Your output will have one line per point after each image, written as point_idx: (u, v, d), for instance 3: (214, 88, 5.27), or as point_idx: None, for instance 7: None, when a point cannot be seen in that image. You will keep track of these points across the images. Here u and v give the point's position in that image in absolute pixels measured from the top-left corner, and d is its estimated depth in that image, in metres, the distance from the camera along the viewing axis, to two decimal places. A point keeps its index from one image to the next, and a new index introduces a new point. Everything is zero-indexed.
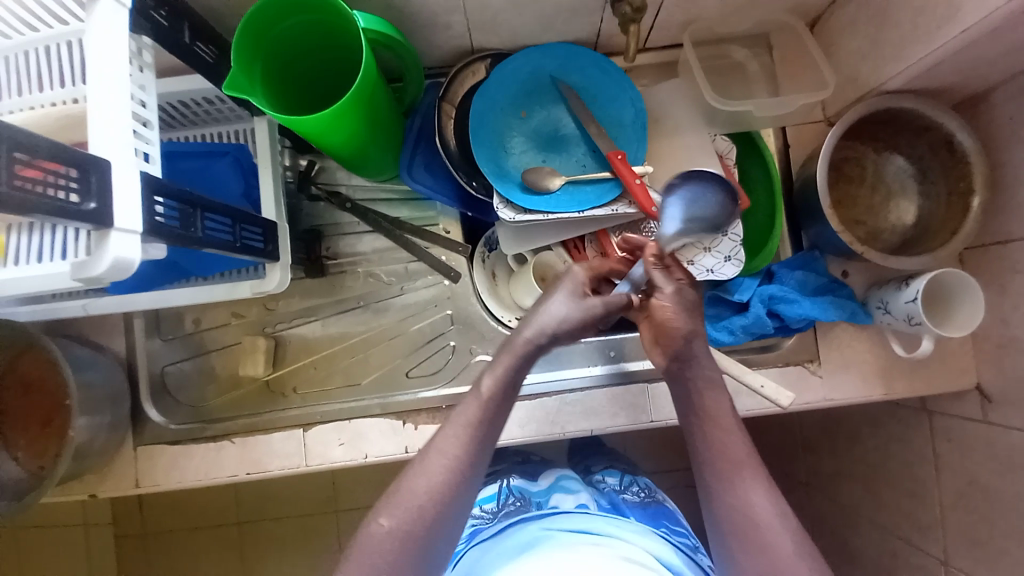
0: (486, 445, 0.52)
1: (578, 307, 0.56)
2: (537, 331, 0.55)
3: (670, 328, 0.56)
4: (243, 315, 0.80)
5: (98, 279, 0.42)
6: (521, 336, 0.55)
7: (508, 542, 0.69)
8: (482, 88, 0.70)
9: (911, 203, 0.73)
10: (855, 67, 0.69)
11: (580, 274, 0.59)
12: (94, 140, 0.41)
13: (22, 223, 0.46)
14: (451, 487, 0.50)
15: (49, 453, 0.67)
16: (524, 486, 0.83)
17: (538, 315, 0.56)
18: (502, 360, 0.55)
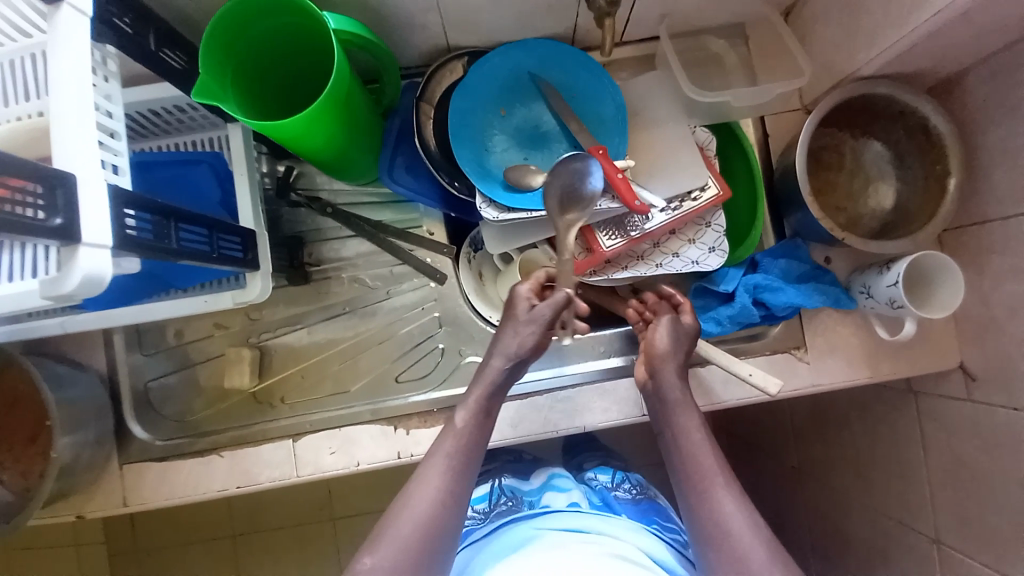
0: (463, 473, 0.58)
1: (531, 331, 0.62)
2: (502, 360, 0.63)
3: (654, 347, 0.64)
4: (226, 326, 0.78)
5: (70, 295, 0.41)
6: (490, 364, 0.63)
7: (500, 542, 0.69)
8: (461, 88, 0.69)
9: (890, 188, 0.73)
10: (830, 56, 0.69)
11: (523, 288, 0.65)
12: (59, 152, 0.40)
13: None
14: (433, 516, 0.55)
15: (33, 473, 0.66)
16: (516, 485, 0.82)
17: (501, 344, 0.63)
18: (475, 392, 0.62)
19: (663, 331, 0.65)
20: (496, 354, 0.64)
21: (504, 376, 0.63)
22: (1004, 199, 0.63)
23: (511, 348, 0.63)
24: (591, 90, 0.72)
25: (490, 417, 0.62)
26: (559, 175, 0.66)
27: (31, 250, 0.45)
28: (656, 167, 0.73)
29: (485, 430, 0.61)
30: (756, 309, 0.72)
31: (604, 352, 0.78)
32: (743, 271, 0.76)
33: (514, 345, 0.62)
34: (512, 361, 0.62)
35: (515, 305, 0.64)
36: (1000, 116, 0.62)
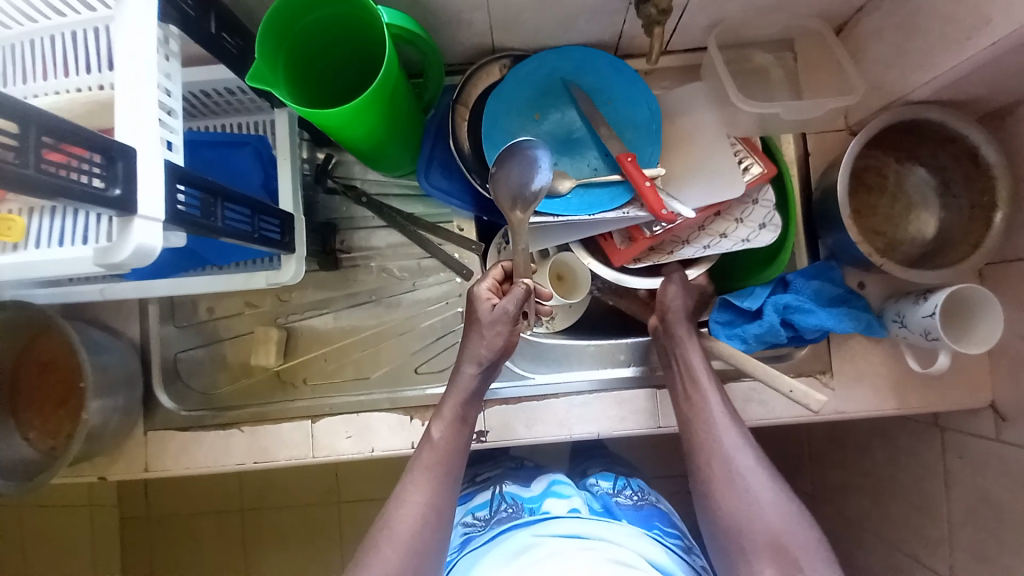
0: (448, 484, 0.61)
1: (498, 332, 0.64)
2: (476, 368, 0.65)
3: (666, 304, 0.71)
4: (255, 305, 0.80)
5: (120, 265, 0.42)
6: (464, 371, 0.65)
7: (500, 550, 0.69)
8: (498, 90, 0.70)
9: (932, 215, 0.72)
10: (881, 77, 0.68)
11: (483, 288, 0.65)
12: (121, 126, 0.42)
13: (44, 206, 0.46)
14: (417, 531, 0.58)
15: (62, 433, 0.68)
16: (517, 492, 0.82)
17: (469, 351, 0.65)
18: (449, 404, 0.64)
19: (675, 288, 0.71)
20: (468, 361, 0.65)
21: (476, 382, 0.65)
22: None
23: (483, 354, 0.64)
24: (624, 95, 0.71)
25: (466, 425, 0.65)
26: (507, 164, 0.66)
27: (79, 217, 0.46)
28: (691, 179, 0.73)
29: (460, 438, 0.64)
30: (784, 330, 0.71)
31: (624, 360, 0.78)
32: (773, 290, 0.74)
33: (484, 351, 0.64)
34: (482, 368, 0.65)
35: (478, 307, 0.64)
36: None
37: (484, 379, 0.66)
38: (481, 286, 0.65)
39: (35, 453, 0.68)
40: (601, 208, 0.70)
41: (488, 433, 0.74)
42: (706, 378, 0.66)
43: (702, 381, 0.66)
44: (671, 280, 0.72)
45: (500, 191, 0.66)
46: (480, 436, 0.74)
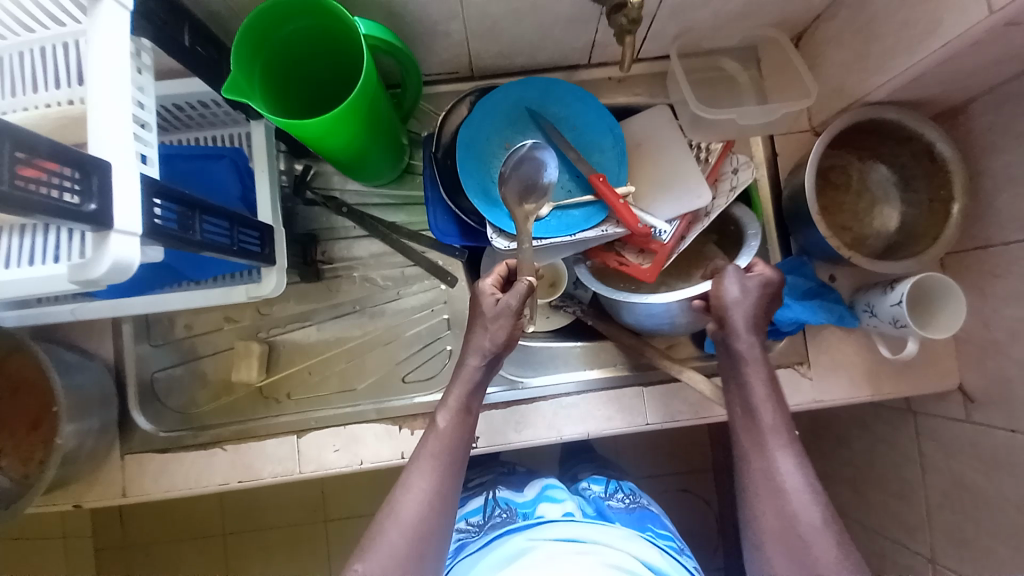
0: (450, 477, 0.57)
1: (501, 325, 0.60)
2: (479, 360, 0.60)
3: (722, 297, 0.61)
4: (235, 320, 0.79)
5: (96, 281, 0.41)
6: (466, 364, 0.61)
7: (496, 554, 0.68)
8: (468, 120, 0.72)
9: (894, 210, 0.75)
10: (842, 81, 0.71)
11: (486, 283, 0.62)
12: (94, 137, 0.41)
13: (15, 225, 0.45)
14: (423, 521, 0.54)
15: (35, 459, 0.66)
16: (511, 497, 0.83)
17: (473, 342, 0.61)
18: (454, 392, 0.60)
19: (732, 282, 0.60)
20: (471, 354, 0.62)
21: (478, 376, 0.61)
22: (1007, 223, 0.65)
23: (489, 345, 0.60)
24: (591, 118, 0.74)
25: (469, 414, 0.61)
26: (517, 166, 0.72)
27: (50, 236, 0.45)
28: (663, 188, 0.75)
29: (467, 427, 0.60)
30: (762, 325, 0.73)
31: (608, 360, 0.79)
32: None
33: (489, 341, 0.59)
34: (485, 360, 0.60)
35: (480, 302, 0.61)
36: (1006, 144, 0.64)
37: (489, 370, 0.62)
38: (482, 282, 0.62)
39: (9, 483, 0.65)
40: (580, 227, 0.71)
41: (478, 439, 0.74)
42: (768, 413, 0.58)
43: (763, 415, 0.59)
44: (727, 276, 0.61)
45: (509, 188, 0.71)
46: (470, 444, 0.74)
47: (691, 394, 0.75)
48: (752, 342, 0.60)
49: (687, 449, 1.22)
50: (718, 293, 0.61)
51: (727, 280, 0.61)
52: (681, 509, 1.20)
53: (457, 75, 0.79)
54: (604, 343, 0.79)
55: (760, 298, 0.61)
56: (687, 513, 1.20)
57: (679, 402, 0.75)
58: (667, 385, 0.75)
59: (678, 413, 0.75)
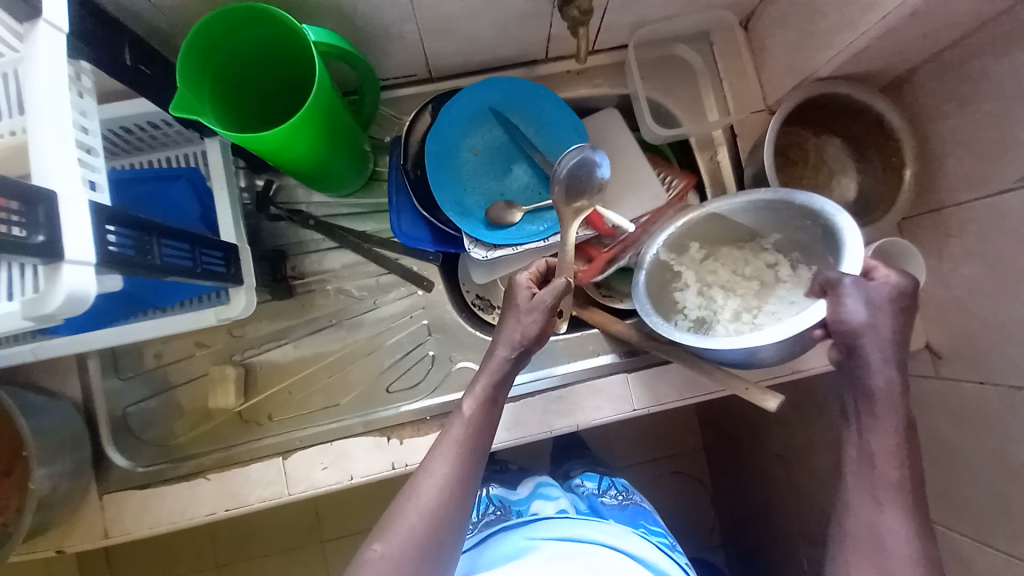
0: (473, 464, 0.56)
1: (534, 320, 0.57)
2: (507, 349, 0.57)
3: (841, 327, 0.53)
4: (207, 345, 0.77)
5: (53, 316, 0.40)
6: (495, 353, 0.57)
7: (493, 553, 0.69)
8: (436, 128, 0.72)
9: (852, 180, 0.78)
10: (791, 59, 0.73)
11: (523, 278, 0.60)
12: (40, 165, 0.39)
13: None
14: (441, 508, 0.53)
15: (10, 508, 0.63)
16: (503, 495, 0.85)
17: (504, 334, 0.58)
18: (479, 380, 0.58)
19: (855, 300, 0.53)
20: (500, 345, 0.58)
21: (509, 367, 0.58)
22: (957, 184, 0.67)
23: (518, 337, 0.57)
24: (555, 116, 0.73)
25: (496, 405, 0.58)
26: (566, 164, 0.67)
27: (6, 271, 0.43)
28: (629, 187, 0.79)
29: (492, 419, 0.58)
30: None
31: (593, 351, 0.80)
32: None
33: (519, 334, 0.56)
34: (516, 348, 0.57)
35: (514, 295, 0.59)
36: (949, 108, 0.67)
37: (517, 361, 0.59)
38: (518, 275, 0.60)
39: None
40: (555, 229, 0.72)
41: None
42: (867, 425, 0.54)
43: (863, 444, 0.53)
44: (847, 293, 0.53)
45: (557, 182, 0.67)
46: None
47: (676, 375, 0.75)
48: (893, 379, 0.53)
49: (675, 432, 1.23)
50: (840, 316, 0.53)
51: (846, 297, 0.53)
52: (675, 492, 1.22)
53: (415, 78, 0.78)
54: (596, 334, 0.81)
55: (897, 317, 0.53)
56: (681, 496, 1.22)
57: (665, 386, 0.75)
58: (653, 369, 0.76)
59: (665, 397, 0.75)
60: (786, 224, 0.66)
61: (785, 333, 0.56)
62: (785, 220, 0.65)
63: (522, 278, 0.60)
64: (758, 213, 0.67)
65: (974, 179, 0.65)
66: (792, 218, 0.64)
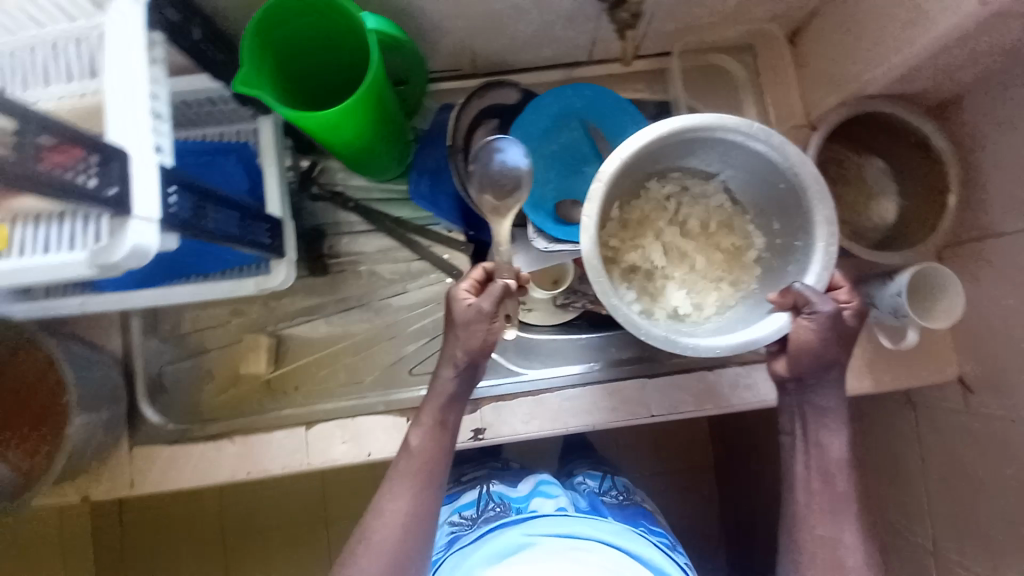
0: (428, 493, 0.61)
1: (476, 329, 0.59)
2: (454, 369, 0.61)
3: (805, 350, 0.58)
4: (243, 313, 0.80)
5: (116, 266, 0.42)
6: (444, 375, 0.62)
7: (490, 548, 0.69)
8: (521, 120, 0.76)
9: (891, 202, 0.77)
10: (835, 76, 0.73)
11: (460, 287, 0.60)
12: (110, 122, 0.42)
13: (24, 214, 0.44)
14: (400, 537, 0.59)
15: (40, 453, 0.67)
16: (504, 492, 0.84)
17: (450, 352, 0.61)
18: (427, 410, 0.62)
19: (817, 329, 0.56)
20: (445, 364, 0.62)
21: (456, 386, 0.62)
22: (1002, 213, 0.66)
23: (460, 356, 0.60)
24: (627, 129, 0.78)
25: (445, 427, 0.63)
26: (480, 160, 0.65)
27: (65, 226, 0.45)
28: None
29: (441, 444, 0.62)
30: None
31: (616, 353, 0.79)
32: None
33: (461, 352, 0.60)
34: (461, 369, 0.61)
35: (454, 306, 0.59)
36: (998, 135, 0.65)
37: (463, 385, 0.63)
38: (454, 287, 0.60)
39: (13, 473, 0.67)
40: None
41: (485, 430, 0.75)
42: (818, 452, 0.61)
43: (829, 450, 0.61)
44: (812, 318, 0.56)
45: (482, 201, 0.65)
46: (478, 435, 0.75)
47: (694, 384, 0.76)
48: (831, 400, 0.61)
49: (686, 445, 1.22)
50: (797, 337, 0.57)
51: (811, 320, 0.56)
52: (678, 505, 1.20)
53: (459, 73, 0.80)
54: None
55: (842, 350, 0.59)
56: (687, 510, 1.21)
57: (682, 394, 0.75)
58: (676, 376, 0.76)
59: (682, 405, 0.75)
60: (755, 183, 0.64)
61: (741, 341, 0.57)
62: (748, 170, 0.63)
63: (465, 290, 0.60)
64: (731, 159, 0.63)
65: (1019, 208, 0.64)
66: (756, 172, 0.62)
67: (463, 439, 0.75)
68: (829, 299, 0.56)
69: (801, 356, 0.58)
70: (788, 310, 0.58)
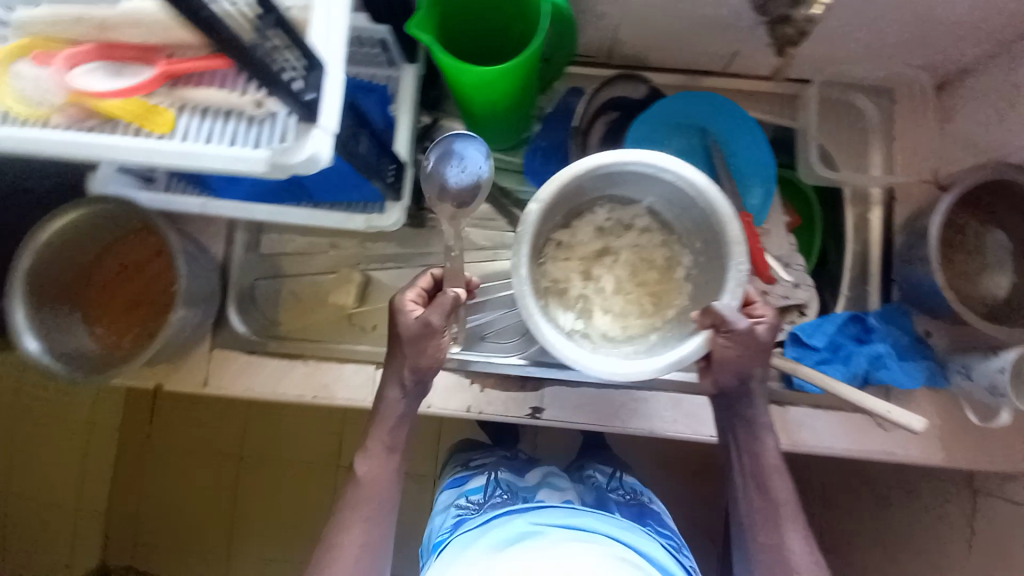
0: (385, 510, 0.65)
1: (427, 338, 0.59)
2: (398, 390, 0.64)
3: (729, 363, 0.60)
4: (341, 246, 0.83)
5: (290, 169, 0.45)
6: (390, 397, 0.65)
7: (498, 534, 0.69)
8: (644, 117, 0.76)
9: (1005, 278, 0.74)
10: (980, 137, 0.70)
11: (406, 295, 0.60)
12: (313, 30, 0.43)
13: (193, 107, 0.51)
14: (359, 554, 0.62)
15: (130, 333, 0.75)
16: (511, 480, 0.87)
17: (393, 375, 0.64)
18: (377, 434, 0.65)
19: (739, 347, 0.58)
20: (391, 385, 0.65)
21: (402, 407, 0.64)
22: None
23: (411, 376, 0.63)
24: (745, 150, 0.78)
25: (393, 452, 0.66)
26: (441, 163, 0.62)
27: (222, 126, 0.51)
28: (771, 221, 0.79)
29: (387, 470, 0.66)
30: (863, 381, 0.72)
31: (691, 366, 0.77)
32: (853, 333, 0.74)
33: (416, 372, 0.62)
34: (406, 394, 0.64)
35: (401, 317, 0.60)
36: None
37: (412, 403, 0.66)
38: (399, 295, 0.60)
39: (98, 347, 0.74)
40: None
41: (544, 410, 0.75)
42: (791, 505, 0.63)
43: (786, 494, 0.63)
44: (731, 333, 0.57)
45: (435, 207, 0.62)
46: (536, 413, 0.75)
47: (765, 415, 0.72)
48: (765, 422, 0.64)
49: (704, 475, 1.20)
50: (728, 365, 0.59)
51: (729, 334, 0.57)
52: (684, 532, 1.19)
53: (593, 60, 0.81)
54: None
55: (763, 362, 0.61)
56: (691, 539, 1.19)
57: None
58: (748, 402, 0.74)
59: None
60: (675, 208, 0.66)
61: (656, 363, 0.57)
62: (664, 194, 0.64)
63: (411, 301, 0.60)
64: (644, 182, 0.65)
65: None
66: (673, 197, 0.64)
67: (521, 415, 0.75)
68: (742, 316, 0.57)
69: (726, 370, 0.61)
70: (708, 330, 0.58)
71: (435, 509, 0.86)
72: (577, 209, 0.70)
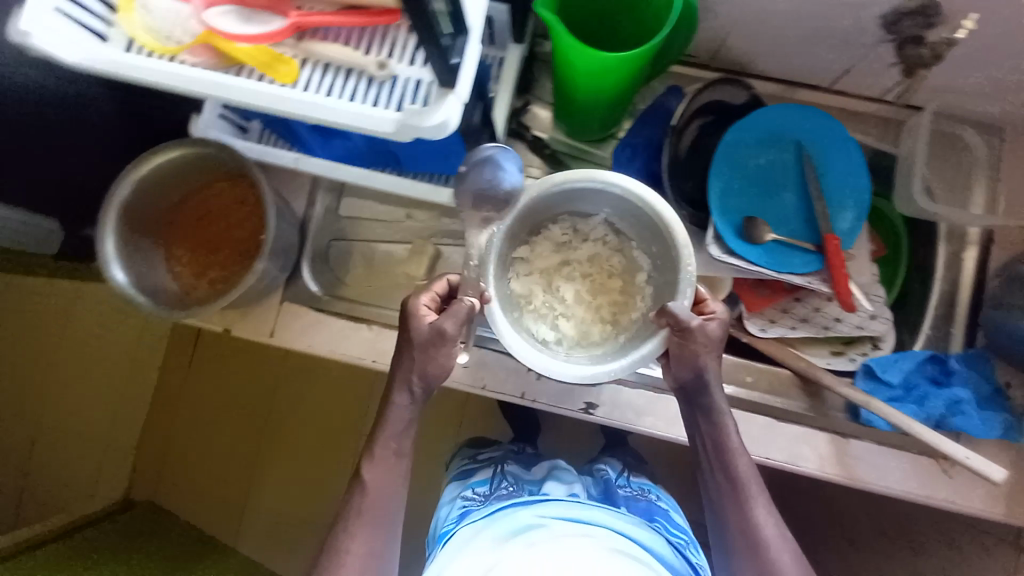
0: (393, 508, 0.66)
1: (437, 345, 0.62)
2: (406, 396, 0.65)
3: (690, 364, 0.62)
4: (415, 218, 0.84)
5: (419, 132, 0.47)
6: (397, 404, 0.66)
7: (501, 526, 0.69)
8: (743, 123, 0.74)
9: None
10: None
11: (420, 302, 0.62)
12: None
13: (318, 59, 0.51)
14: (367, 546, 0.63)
15: (205, 277, 0.78)
16: (517, 473, 0.86)
17: (402, 376, 0.65)
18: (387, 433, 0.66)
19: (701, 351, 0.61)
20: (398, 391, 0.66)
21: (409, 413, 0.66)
22: None
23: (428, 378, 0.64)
24: (841, 169, 0.75)
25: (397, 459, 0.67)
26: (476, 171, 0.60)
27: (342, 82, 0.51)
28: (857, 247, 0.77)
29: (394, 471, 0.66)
30: (934, 423, 0.70)
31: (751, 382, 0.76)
32: (931, 372, 0.72)
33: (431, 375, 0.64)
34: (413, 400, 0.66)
35: (414, 324, 0.62)
36: None
37: (417, 409, 0.67)
38: (412, 300, 0.62)
39: (178, 288, 0.77)
40: (792, 268, 0.73)
41: (598, 407, 0.74)
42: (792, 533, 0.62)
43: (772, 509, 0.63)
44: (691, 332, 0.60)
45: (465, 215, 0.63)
46: (589, 409, 0.74)
47: (825, 446, 0.70)
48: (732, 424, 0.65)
49: None
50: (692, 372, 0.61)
51: (692, 334, 0.60)
52: None
53: (694, 60, 0.79)
54: (786, 374, 0.76)
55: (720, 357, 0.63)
56: None
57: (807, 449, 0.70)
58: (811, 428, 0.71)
59: None
60: (628, 219, 0.70)
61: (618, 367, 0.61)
62: (615, 205, 0.68)
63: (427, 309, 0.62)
64: (598, 197, 0.68)
65: None
66: (624, 208, 0.67)
67: (574, 409, 0.74)
68: (694, 315, 0.59)
69: (683, 366, 0.62)
70: (664, 329, 0.62)
71: (442, 500, 0.86)
72: (540, 226, 0.73)
